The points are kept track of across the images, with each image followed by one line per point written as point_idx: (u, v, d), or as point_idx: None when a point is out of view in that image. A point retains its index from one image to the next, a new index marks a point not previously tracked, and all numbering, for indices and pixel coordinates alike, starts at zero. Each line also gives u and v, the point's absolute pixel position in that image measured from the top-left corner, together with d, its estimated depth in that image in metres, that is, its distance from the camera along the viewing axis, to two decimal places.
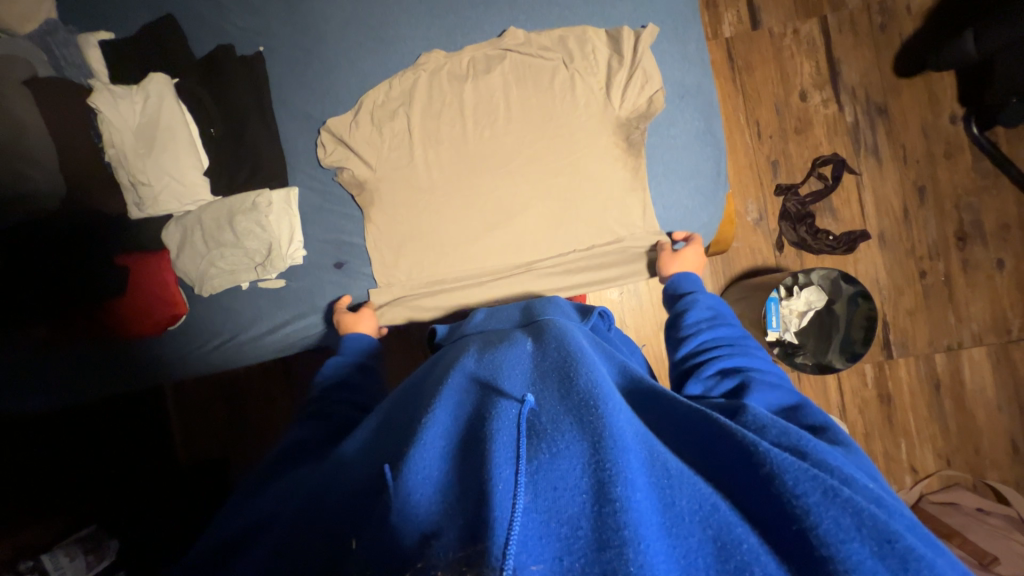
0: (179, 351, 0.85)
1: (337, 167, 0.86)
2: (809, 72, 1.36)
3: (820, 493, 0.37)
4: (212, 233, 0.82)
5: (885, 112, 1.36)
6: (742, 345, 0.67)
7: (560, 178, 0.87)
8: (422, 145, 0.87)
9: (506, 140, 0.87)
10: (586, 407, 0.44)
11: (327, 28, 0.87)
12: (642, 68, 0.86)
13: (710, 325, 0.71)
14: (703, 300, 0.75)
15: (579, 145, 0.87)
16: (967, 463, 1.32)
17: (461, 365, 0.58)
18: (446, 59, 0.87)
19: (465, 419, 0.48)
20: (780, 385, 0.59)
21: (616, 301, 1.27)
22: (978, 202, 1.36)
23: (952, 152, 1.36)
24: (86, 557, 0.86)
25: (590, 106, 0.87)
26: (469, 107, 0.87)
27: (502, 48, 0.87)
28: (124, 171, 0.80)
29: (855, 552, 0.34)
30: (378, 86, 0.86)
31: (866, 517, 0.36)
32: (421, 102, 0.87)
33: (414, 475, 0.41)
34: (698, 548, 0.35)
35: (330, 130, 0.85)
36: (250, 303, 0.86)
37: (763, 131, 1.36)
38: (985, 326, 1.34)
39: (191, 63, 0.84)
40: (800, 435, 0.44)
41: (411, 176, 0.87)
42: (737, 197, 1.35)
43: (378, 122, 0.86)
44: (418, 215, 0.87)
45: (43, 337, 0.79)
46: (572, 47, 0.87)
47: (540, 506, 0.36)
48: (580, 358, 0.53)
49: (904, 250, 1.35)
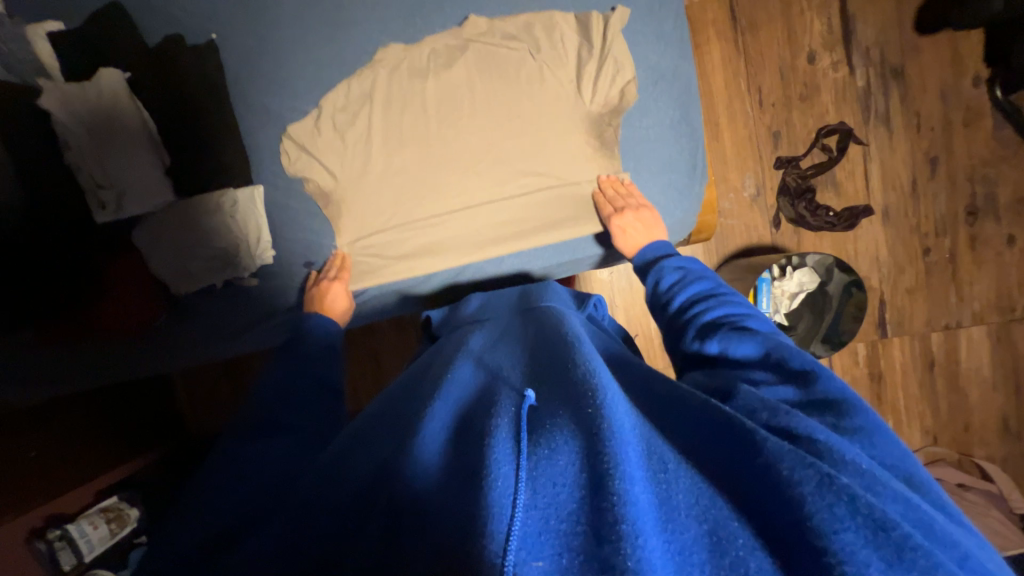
0: (163, 346, 0.87)
1: (302, 176, 0.85)
2: (819, 31, 1.25)
3: (815, 482, 0.35)
4: (182, 235, 0.82)
5: (901, 74, 1.26)
6: (721, 295, 0.65)
7: (529, 163, 0.86)
8: (385, 147, 0.85)
9: (474, 139, 0.85)
10: (585, 395, 0.42)
11: (281, 12, 0.81)
12: (612, 57, 0.84)
13: (683, 286, 0.69)
14: (671, 263, 0.73)
15: (549, 141, 0.85)
16: (954, 439, 1.32)
17: (465, 360, 0.59)
18: (404, 53, 0.83)
19: (468, 414, 0.48)
20: (772, 333, 0.57)
21: (605, 281, 1.25)
22: (995, 174, 1.27)
23: (971, 118, 1.26)
24: (110, 526, 0.87)
25: (560, 97, 0.85)
26: (432, 102, 0.84)
27: (464, 38, 0.84)
28: (85, 175, 0.79)
29: (849, 542, 0.32)
30: (337, 88, 0.83)
31: (862, 505, 0.33)
32: (381, 100, 0.84)
33: (415, 464, 0.42)
34: (693, 544, 0.33)
35: (291, 137, 0.83)
36: (224, 301, 0.86)
37: (765, 98, 1.26)
38: (988, 305, 1.30)
39: (144, 55, 0.80)
40: (791, 414, 0.42)
41: (376, 185, 0.85)
42: (735, 170, 1.28)
43: (340, 128, 0.84)
44: (386, 222, 0.86)
45: (29, 339, 0.81)
46: (538, 35, 0.84)
47: (538, 502, 0.35)
48: (580, 348, 0.51)
49: (909, 226, 1.29)
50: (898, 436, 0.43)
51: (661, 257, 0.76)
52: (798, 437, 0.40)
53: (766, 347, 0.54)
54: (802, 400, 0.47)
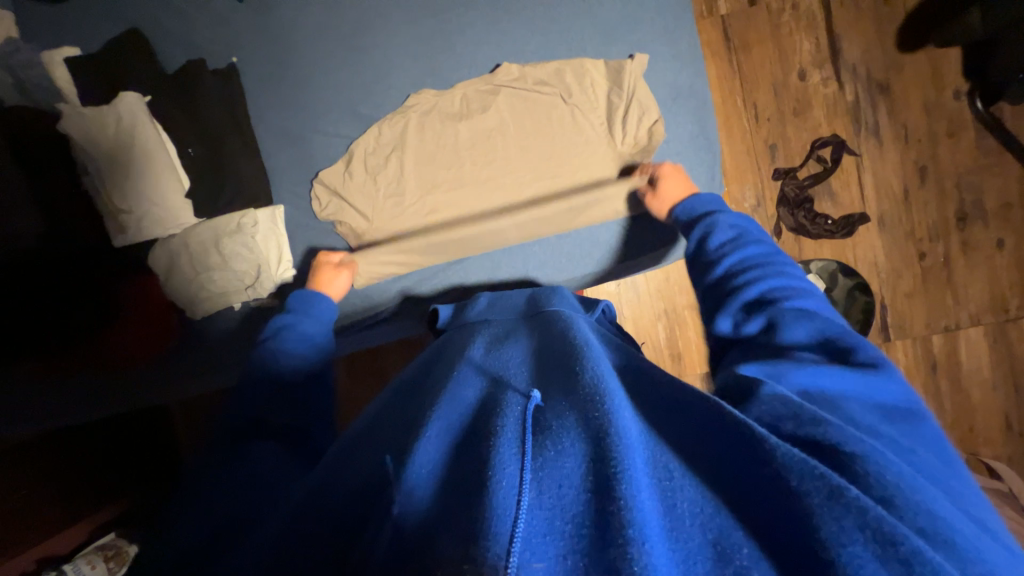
0: (170, 372, 0.85)
1: (333, 220, 0.86)
2: (808, 50, 1.31)
3: (824, 494, 0.33)
4: (200, 257, 0.82)
5: (887, 89, 1.32)
6: (774, 265, 0.64)
7: (555, 192, 0.87)
8: (417, 191, 0.87)
9: (503, 173, 0.87)
10: (592, 401, 0.40)
11: (303, 37, 0.84)
12: (637, 101, 0.86)
13: (738, 248, 0.67)
14: (726, 219, 0.72)
15: (582, 182, 0.88)
16: (961, 440, 1.34)
17: (468, 358, 0.56)
18: (436, 97, 0.85)
19: (470, 415, 0.45)
20: (821, 313, 0.56)
21: (614, 293, 1.26)
22: (980, 181, 1.33)
23: (954, 129, 1.32)
24: (109, 565, 0.80)
25: (590, 138, 0.88)
26: (465, 147, 0.86)
27: (495, 84, 0.86)
28: (104, 199, 0.79)
29: (857, 556, 0.31)
30: (367, 133, 0.85)
31: (873, 520, 0.31)
32: (413, 146, 0.86)
33: (411, 473, 0.39)
34: (696, 552, 0.32)
35: (323, 182, 0.85)
36: (241, 323, 0.85)
37: (760, 113, 1.31)
38: (983, 307, 1.34)
39: (161, 78, 0.81)
40: (825, 421, 0.39)
41: (410, 224, 0.87)
42: (735, 183, 1.32)
43: (372, 171, 0.85)
44: (415, 260, 0.88)
45: (35, 367, 0.80)
46: (569, 81, 0.87)
47: (544, 503, 0.34)
48: (587, 350, 0.49)
49: (904, 233, 1.34)
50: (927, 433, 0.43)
51: (712, 212, 0.74)
52: (825, 448, 0.38)
53: (821, 331, 0.53)
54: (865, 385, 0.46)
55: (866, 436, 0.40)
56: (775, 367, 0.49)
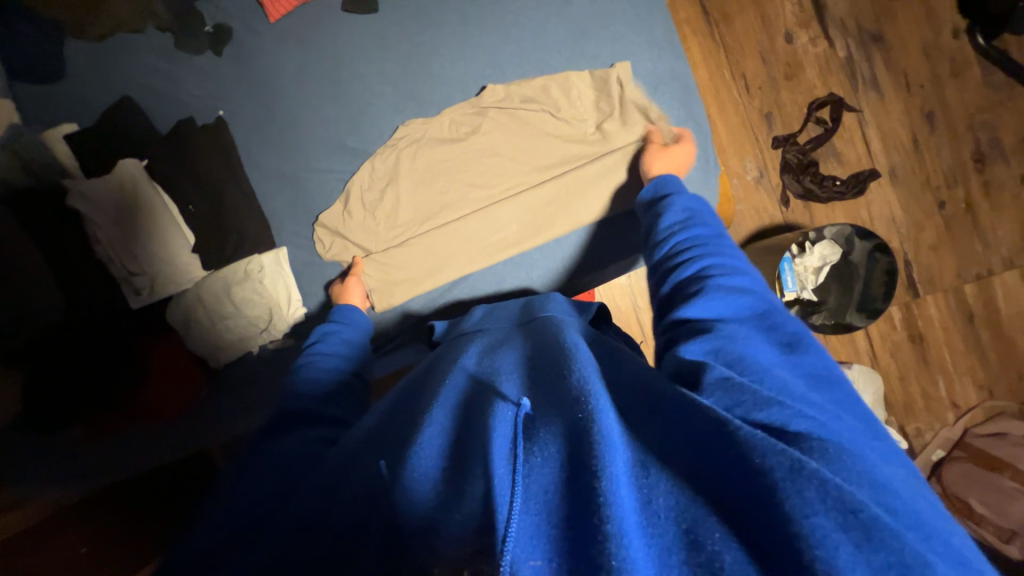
0: (203, 423, 0.88)
1: (339, 260, 0.88)
2: (791, 12, 1.28)
3: (788, 468, 0.32)
4: (214, 307, 0.84)
5: (880, 38, 1.28)
6: (717, 244, 0.62)
7: (546, 198, 0.87)
8: (415, 218, 0.87)
9: (495, 186, 0.87)
10: (579, 403, 0.39)
11: (283, 81, 0.86)
12: (626, 105, 0.86)
13: (687, 229, 0.66)
14: (679, 203, 0.70)
15: (574, 187, 0.87)
16: (1012, 390, 1.28)
17: (462, 366, 0.54)
18: (425, 125, 0.86)
19: (460, 422, 0.44)
20: (756, 288, 0.56)
21: (625, 286, 1.24)
22: (994, 118, 1.27)
23: (959, 68, 1.27)
24: None
25: (576, 139, 0.88)
26: (458, 170, 0.87)
27: (482, 105, 0.86)
28: (116, 265, 0.81)
29: (821, 526, 0.30)
30: (360, 170, 0.86)
31: (832, 488, 0.32)
32: (406, 176, 0.86)
33: (413, 471, 0.40)
34: (670, 545, 0.30)
35: (324, 225, 0.86)
36: (260, 368, 0.87)
37: (751, 83, 1.28)
38: (1016, 248, 1.28)
39: (155, 140, 0.84)
40: (770, 401, 0.39)
41: (413, 255, 0.87)
42: (735, 157, 1.28)
43: (370, 207, 0.86)
44: (419, 287, 0.88)
45: (77, 435, 0.83)
46: (557, 95, 0.87)
47: (532, 506, 0.32)
48: (574, 354, 0.47)
49: (919, 183, 1.28)
50: (864, 426, 0.42)
51: (667, 195, 0.73)
52: (775, 429, 0.38)
53: (755, 309, 0.53)
54: (791, 365, 0.46)
55: (811, 410, 0.41)
56: (718, 343, 0.47)
